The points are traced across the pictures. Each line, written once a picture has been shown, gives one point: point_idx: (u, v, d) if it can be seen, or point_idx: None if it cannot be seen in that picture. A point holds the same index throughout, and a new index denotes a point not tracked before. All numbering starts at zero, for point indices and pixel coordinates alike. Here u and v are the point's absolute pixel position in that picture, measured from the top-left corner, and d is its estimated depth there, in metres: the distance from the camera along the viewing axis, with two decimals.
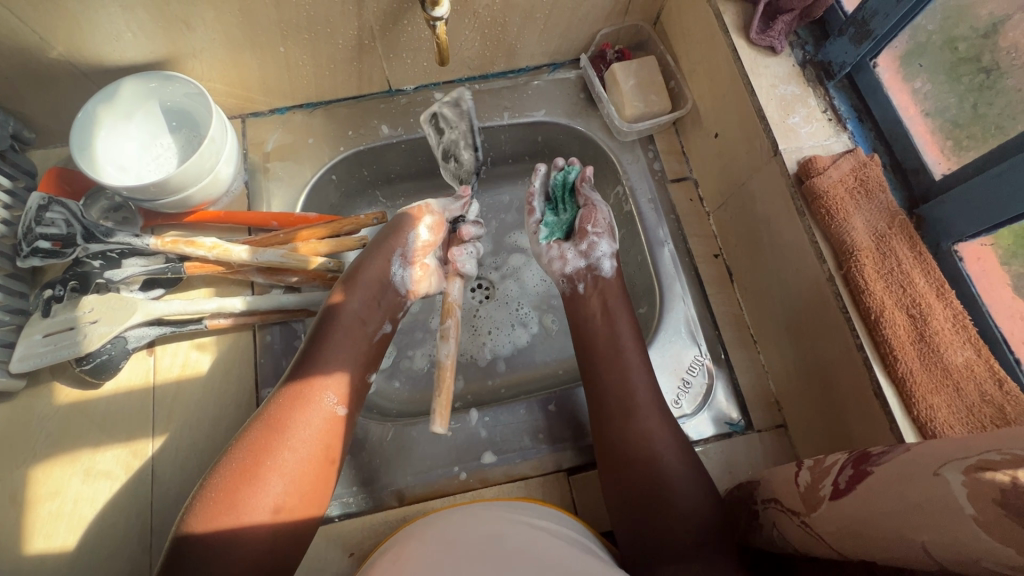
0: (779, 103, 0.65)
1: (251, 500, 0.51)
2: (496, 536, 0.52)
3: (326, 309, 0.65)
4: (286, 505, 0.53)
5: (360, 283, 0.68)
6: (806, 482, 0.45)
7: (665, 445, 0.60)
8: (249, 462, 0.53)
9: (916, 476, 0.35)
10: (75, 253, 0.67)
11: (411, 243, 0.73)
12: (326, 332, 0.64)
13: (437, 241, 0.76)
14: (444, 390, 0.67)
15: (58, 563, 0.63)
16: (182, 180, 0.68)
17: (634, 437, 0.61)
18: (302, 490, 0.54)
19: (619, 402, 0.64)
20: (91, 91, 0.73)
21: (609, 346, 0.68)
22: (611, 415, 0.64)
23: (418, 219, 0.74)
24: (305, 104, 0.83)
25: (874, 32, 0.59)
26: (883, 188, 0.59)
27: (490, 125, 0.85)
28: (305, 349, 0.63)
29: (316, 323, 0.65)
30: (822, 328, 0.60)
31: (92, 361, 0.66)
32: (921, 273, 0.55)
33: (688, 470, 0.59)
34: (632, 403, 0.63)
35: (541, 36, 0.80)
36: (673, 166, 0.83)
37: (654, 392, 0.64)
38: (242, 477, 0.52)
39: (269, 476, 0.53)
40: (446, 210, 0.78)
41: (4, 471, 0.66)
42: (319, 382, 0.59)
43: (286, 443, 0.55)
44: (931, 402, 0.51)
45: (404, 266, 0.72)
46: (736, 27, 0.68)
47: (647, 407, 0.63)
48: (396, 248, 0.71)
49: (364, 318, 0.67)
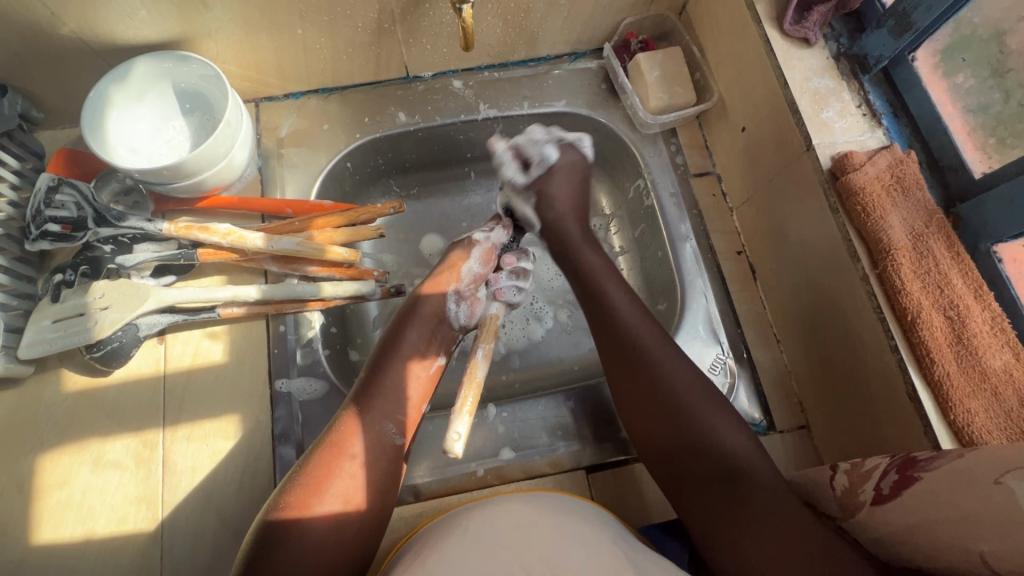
0: (813, 97, 0.63)
1: (311, 528, 0.50)
2: (522, 526, 0.50)
3: (387, 337, 0.65)
4: (344, 534, 0.52)
5: (416, 315, 0.67)
6: (842, 485, 0.45)
7: (692, 397, 0.55)
8: (311, 491, 0.52)
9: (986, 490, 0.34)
10: (86, 237, 0.65)
11: (464, 278, 0.71)
12: (382, 366, 0.62)
13: (487, 274, 0.74)
14: (469, 403, 0.61)
15: (67, 554, 0.61)
16: (196, 164, 0.67)
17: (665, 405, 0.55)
18: (359, 518, 0.53)
19: (641, 370, 0.58)
20: (101, 70, 0.70)
21: (619, 316, 0.62)
22: (632, 387, 0.58)
23: (468, 252, 0.73)
24: (321, 89, 0.81)
25: (916, 25, 0.57)
26: (920, 185, 0.57)
27: (509, 114, 0.83)
28: (366, 375, 0.62)
29: (374, 354, 0.64)
30: (852, 319, 0.59)
31: (102, 348, 0.65)
32: (959, 273, 0.54)
33: (726, 424, 0.53)
34: (653, 368, 0.57)
35: (564, 23, 0.78)
36: (696, 160, 0.81)
37: (665, 347, 0.59)
38: (301, 506, 0.51)
39: (326, 504, 0.52)
40: (492, 237, 0.75)
41: (10, 459, 0.64)
42: (374, 409, 0.58)
43: (343, 470, 0.54)
44: (968, 406, 0.50)
45: (458, 301, 0.70)
46: (769, 18, 0.66)
47: (675, 370, 0.57)
48: (449, 284, 0.70)
49: (422, 351, 0.65)
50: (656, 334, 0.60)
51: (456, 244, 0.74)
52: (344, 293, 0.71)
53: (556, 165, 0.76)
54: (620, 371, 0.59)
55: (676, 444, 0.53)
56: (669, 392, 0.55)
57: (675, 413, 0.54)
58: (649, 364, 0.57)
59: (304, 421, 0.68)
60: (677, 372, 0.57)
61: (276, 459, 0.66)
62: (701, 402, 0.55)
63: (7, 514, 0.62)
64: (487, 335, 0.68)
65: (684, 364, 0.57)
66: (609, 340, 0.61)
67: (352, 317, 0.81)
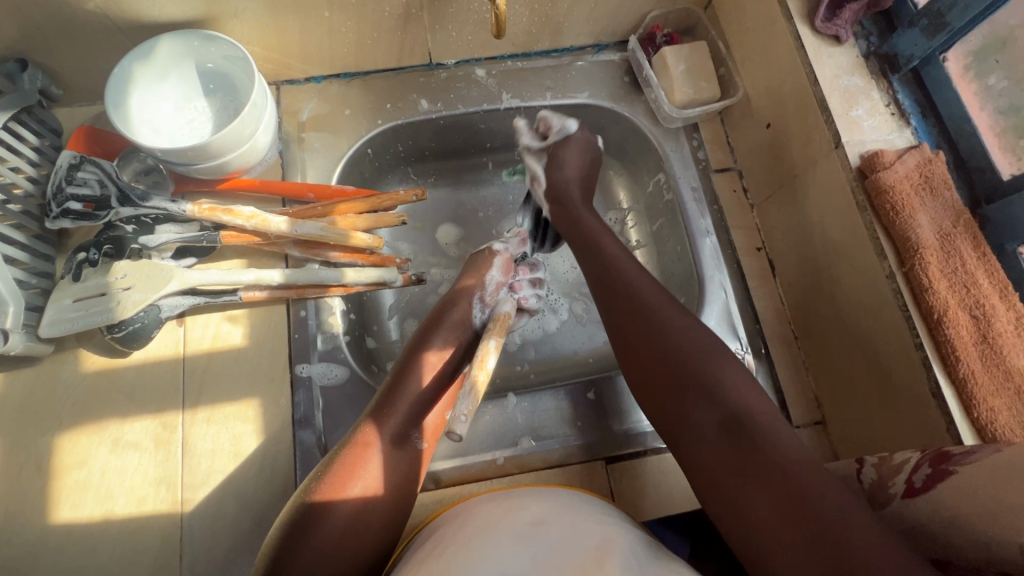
0: (842, 95, 0.63)
1: (335, 523, 0.50)
2: (542, 517, 0.49)
3: (414, 341, 0.65)
4: (366, 531, 0.51)
5: (444, 324, 0.66)
6: (872, 479, 0.47)
7: (690, 340, 0.56)
8: (335, 487, 0.51)
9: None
10: (108, 216, 0.66)
11: (487, 284, 0.71)
12: (407, 367, 0.62)
13: (507, 282, 0.74)
14: (475, 390, 0.55)
15: (85, 534, 0.61)
16: (221, 145, 0.66)
17: (670, 368, 0.55)
18: (382, 511, 0.53)
19: (646, 335, 0.58)
20: (123, 47, 0.69)
21: (628, 286, 0.62)
22: (637, 352, 0.58)
23: (491, 260, 0.73)
24: (343, 74, 0.81)
25: (951, 25, 0.58)
26: (948, 186, 0.58)
27: (531, 104, 0.83)
28: (396, 373, 0.62)
29: (401, 358, 0.64)
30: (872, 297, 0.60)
31: (123, 328, 0.64)
32: (985, 274, 0.55)
33: (732, 371, 0.53)
34: (659, 333, 0.57)
35: (591, 14, 0.78)
36: (717, 155, 0.81)
37: (661, 298, 0.61)
38: (332, 493, 0.51)
39: (355, 493, 0.52)
40: (510, 248, 0.77)
41: (28, 438, 0.64)
42: (399, 407, 0.58)
43: (369, 467, 0.53)
44: (992, 404, 0.51)
45: (483, 307, 0.70)
46: (800, 14, 0.66)
47: (683, 333, 0.57)
48: (473, 289, 0.70)
49: (452, 354, 0.65)
50: (663, 301, 0.60)
51: (478, 253, 0.75)
52: (366, 279, 0.71)
53: (571, 137, 0.77)
54: (625, 341, 0.59)
55: (681, 404, 0.53)
56: (675, 353, 0.55)
57: (681, 374, 0.54)
58: (656, 329, 0.58)
59: (324, 407, 0.68)
60: (683, 330, 0.57)
61: (296, 444, 0.65)
62: (712, 355, 0.55)
63: (25, 493, 0.62)
64: (499, 329, 0.65)
65: (692, 328, 0.57)
66: (615, 307, 0.62)
67: (370, 305, 0.80)
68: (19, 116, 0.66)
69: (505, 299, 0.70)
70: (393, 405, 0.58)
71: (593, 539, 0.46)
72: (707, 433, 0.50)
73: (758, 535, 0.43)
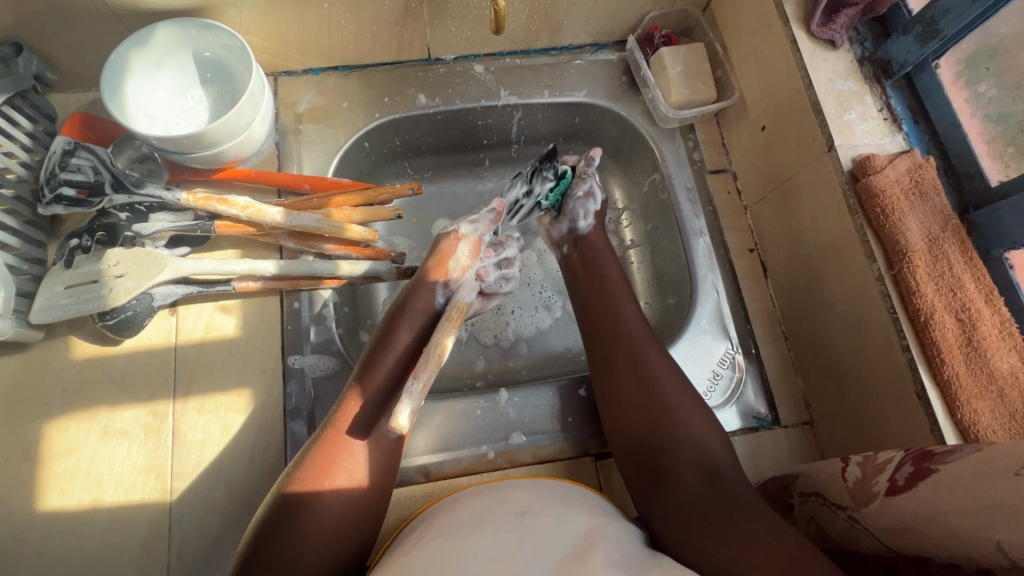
0: (836, 99, 0.64)
1: (313, 513, 0.50)
2: (529, 512, 0.48)
3: (381, 332, 0.63)
4: (345, 523, 0.51)
5: (406, 312, 0.64)
6: (856, 477, 0.47)
7: (664, 378, 0.59)
8: (313, 477, 0.51)
9: (999, 475, 0.37)
10: (102, 203, 0.65)
11: (452, 271, 0.69)
12: (377, 357, 0.60)
13: (474, 267, 0.71)
14: (422, 382, 0.55)
15: (72, 521, 0.61)
16: (217, 134, 0.65)
17: (654, 425, 0.57)
18: (360, 505, 0.53)
19: (634, 387, 0.59)
20: (120, 34, 0.69)
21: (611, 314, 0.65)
22: (623, 405, 0.59)
23: (454, 244, 0.71)
24: (341, 67, 0.81)
25: (943, 32, 0.59)
26: (938, 191, 0.59)
27: (529, 102, 0.83)
28: (367, 363, 0.60)
29: (370, 345, 0.63)
30: (862, 321, 0.61)
31: (116, 316, 0.64)
32: (972, 278, 0.56)
33: (701, 419, 0.57)
34: (647, 388, 0.59)
35: (590, 13, 0.78)
36: (712, 156, 0.82)
37: (643, 326, 0.64)
38: (311, 485, 0.51)
39: (333, 485, 0.52)
40: (480, 228, 0.72)
41: (18, 424, 0.63)
42: (375, 396, 0.58)
43: (346, 456, 0.53)
44: (975, 406, 0.52)
45: (446, 290, 0.68)
46: (797, 18, 0.67)
47: (669, 382, 0.59)
48: (437, 276, 0.68)
49: (414, 345, 0.63)
50: (649, 345, 0.62)
51: (441, 238, 0.72)
52: (360, 272, 0.71)
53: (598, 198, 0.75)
54: (606, 372, 0.62)
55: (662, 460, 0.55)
56: (656, 392, 0.58)
57: (663, 429, 0.56)
58: (642, 372, 0.60)
59: (316, 398, 0.68)
60: (660, 368, 0.60)
61: (287, 435, 0.66)
62: (684, 398, 0.58)
63: (12, 480, 0.61)
64: (458, 319, 0.63)
65: (677, 381, 0.60)
66: (599, 337, 0.64)
67: (362, 298, 0.81)
68: (13, 100, 0.66)
69: (467, 284, 0.69)
70: (380, 397, 0.58)
71: (580, 532, 0.46)
72: (685, 487, 0.53)
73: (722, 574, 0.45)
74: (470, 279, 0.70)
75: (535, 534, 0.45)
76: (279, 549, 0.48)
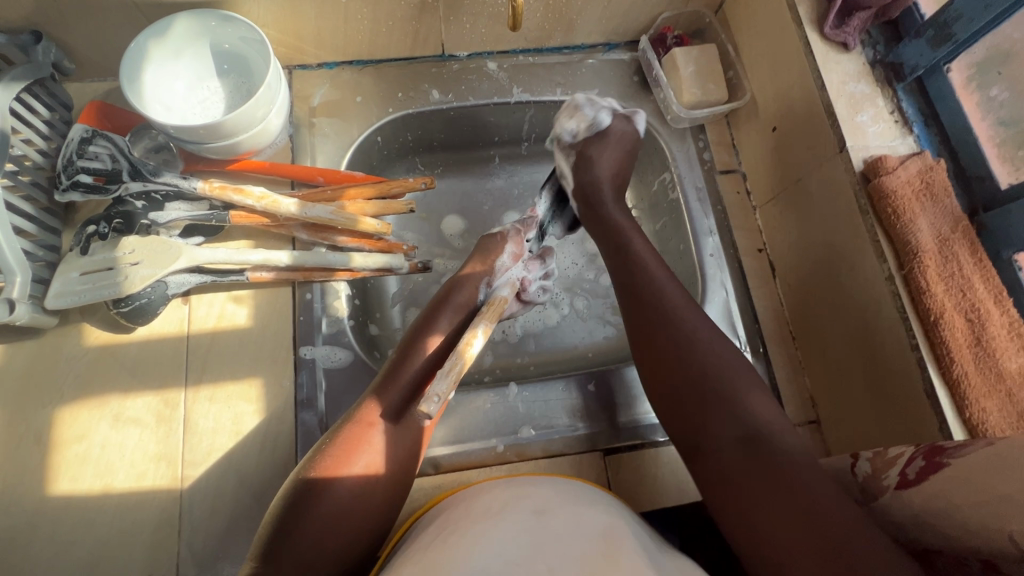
0: (848, 101, 0.65)
1: (333, 496, 0.50)
2: (546, 512, 0.48)
3: (421, 319, 0.65)
4: (367, 505, 0.52)
5: (449, 304, 0.66)
6: (864, 471, 0.48)
7: (703, 334, 0.57)
8: (334, 461, 0.52)
9: (1010, 469, 0.37)
10: (119, 191, 0.66)
11: (497, 272, 0.71)
12: (410, 346, 0.62)
13: (517, 270, 0.73)
14: (455, 372, 0.56)
15: (82, 507, 0.61)
16: (234, 126, 0.66)
17: (708, 394, 0.53)
18: (379, 490, 0.53)
19: (682, 358, 0.56)
20: (137, 24, 0.69)
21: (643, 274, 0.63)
22: (660, 360, 0.57)
23: (502, 246, 0.73)
24: (355, 61, 0.81)
25: (956, 36, 0.60)
26: (948, 192, 0.59)
27: (542, 99, 0.84)
28: (402, 348, 0.62)
29: (406, 337, 0.63)
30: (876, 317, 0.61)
31: (130, 303, 0.64)
32: (981, 279, 0.57)
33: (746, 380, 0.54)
34: (699, 354, 0.55)
35: (603, 13, 0.79)
36: (722, 157, 0.83)
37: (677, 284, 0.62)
38: (327, 472, 0.51)
39: (354, 469, 0.52)
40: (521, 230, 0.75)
41: (29, 410, 0.64)
42: (393, 382, 0.58)
43: (370, 441, 0.54)
44: (984, 406, 0.52)
45: (489, 290, 0.70)
46: (810, 21, 0.68)
47: (712, 340, 0.57)
48: (483, 275, 0.70)
49: (450, 334, 0.64)
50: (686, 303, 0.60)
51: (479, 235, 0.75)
52: (373, 264, 0.72)
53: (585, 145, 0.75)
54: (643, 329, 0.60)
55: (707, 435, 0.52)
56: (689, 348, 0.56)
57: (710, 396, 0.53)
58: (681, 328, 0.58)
59: (327, 389, 0.68)
60: (696, 325, 0.58)
61: (299, 425, 0.66)
62: (723, 356, 0.55)
63: (24, 464, 0.62)
64: (492, 314, 0.64)
65: (726, 346, 0.56)
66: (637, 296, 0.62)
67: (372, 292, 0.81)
68: (31, 88, 0.66)
69: (506, 283, 0.70)
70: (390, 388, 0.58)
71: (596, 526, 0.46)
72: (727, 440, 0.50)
73: (775, 561, 0.43)
74: (511, 278, 0.71)
75: (554, 533, 0.45)
76: (303, 532, 0.48)
